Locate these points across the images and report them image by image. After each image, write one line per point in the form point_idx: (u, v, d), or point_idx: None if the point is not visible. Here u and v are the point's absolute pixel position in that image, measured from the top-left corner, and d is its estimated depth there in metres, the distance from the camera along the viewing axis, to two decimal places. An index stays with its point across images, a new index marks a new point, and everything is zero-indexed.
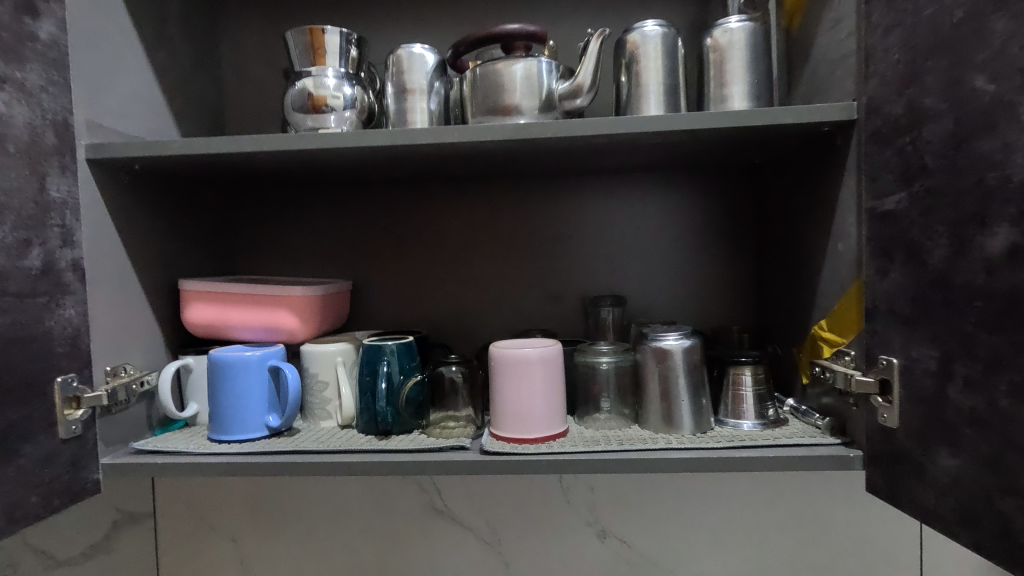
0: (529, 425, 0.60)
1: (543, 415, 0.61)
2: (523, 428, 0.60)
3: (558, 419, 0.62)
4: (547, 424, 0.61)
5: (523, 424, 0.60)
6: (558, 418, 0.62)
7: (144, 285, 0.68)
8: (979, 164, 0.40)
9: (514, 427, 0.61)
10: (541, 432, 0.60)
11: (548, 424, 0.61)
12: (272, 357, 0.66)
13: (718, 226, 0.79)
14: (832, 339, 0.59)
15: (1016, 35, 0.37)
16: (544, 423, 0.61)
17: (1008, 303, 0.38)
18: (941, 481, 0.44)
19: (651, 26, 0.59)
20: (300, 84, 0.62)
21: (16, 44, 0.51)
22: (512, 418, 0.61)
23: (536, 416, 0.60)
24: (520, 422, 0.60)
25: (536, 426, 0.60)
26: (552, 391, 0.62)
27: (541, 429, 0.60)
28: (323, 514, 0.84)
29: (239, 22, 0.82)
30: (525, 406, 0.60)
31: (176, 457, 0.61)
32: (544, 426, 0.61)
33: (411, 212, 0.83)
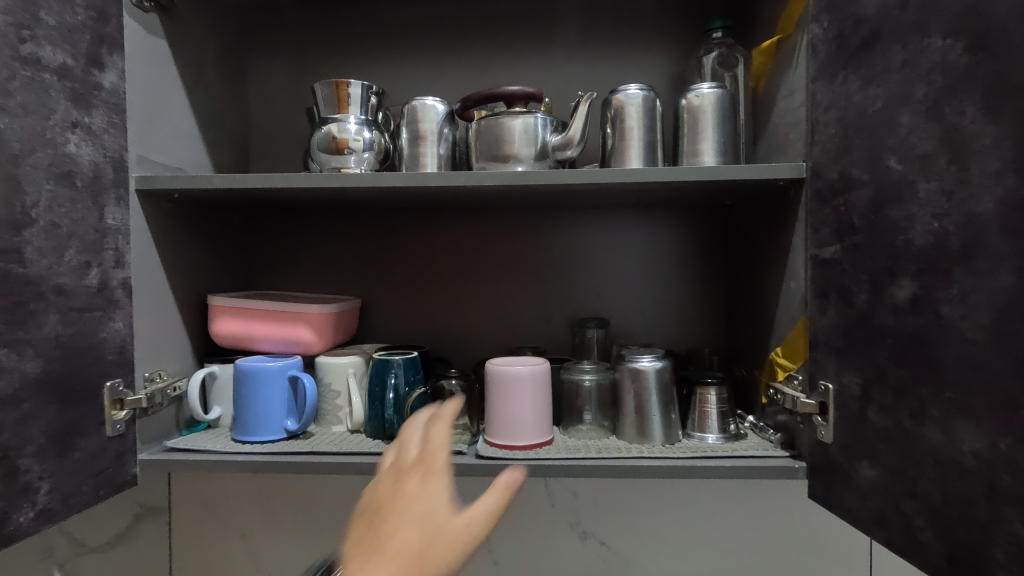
0: (517, 433, 0.68)
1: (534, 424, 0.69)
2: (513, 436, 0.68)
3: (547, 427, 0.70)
4: (536, 431, 0.69)
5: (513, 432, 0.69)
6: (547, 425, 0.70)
7: (178, 301, 0.75)
8: (891, 228, 0.49)
9: (504, 436, 0.69)
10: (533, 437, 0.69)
11: (538, 431, 0.69)
12: (291, 368, 0.73)
13: (693, 259, 0.88)
14: (784, 364, 0.68)
15: (915, 128, 0.46)
16: (534, 430, 0.69)
17: (909, 342, 0.47)
18: (863, 487, 0.52)
19: (634, 90, 0.69)
20: (326, 128, 0.71)
21: (85, 94, 0.59)
22: (503, 427, 0.69)
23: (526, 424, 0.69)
24: (510, 430, 0.68)
25: (526, 434, 0.68)
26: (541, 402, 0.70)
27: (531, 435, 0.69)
28: (327, 511, 0.91)
29: (267, 62, 0.91)
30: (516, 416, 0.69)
31: (205, 455, 0.68)
32: (535, 433, 0.69)
33: (418, 237, 0.91)
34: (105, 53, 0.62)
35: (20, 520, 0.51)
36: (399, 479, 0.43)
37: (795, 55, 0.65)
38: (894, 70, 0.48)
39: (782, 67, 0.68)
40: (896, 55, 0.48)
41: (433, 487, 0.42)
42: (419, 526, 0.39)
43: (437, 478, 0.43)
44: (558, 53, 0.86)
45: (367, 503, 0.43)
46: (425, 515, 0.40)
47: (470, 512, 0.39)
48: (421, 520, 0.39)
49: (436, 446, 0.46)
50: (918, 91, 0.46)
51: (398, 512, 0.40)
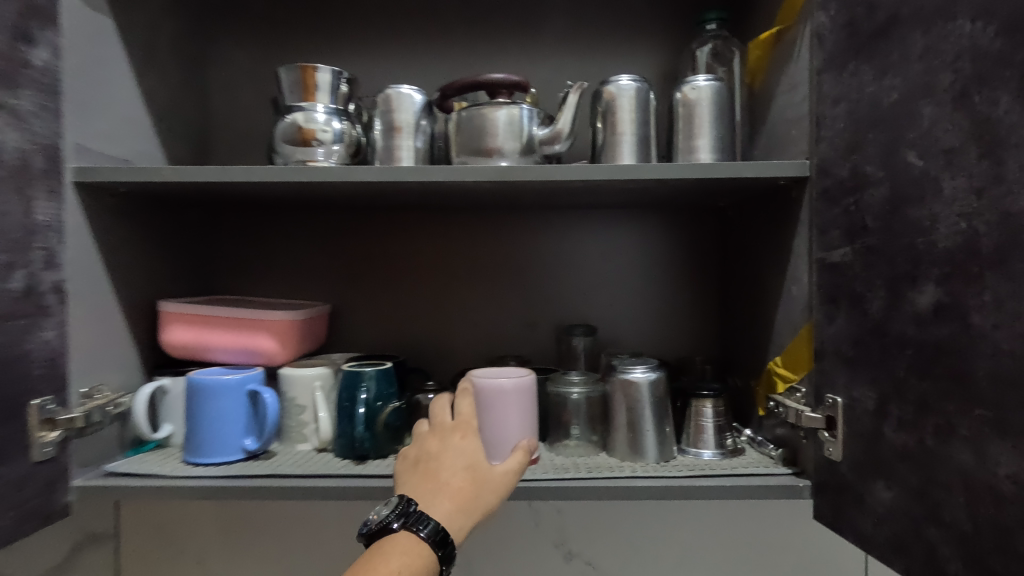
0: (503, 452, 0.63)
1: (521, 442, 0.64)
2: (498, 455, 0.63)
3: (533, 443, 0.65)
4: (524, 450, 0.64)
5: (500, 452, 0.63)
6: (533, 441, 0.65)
7: (123, 307, 0.68)
8: (911, 229, 0.45)
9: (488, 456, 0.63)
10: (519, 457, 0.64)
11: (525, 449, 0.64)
12: (251, 381, 0.67)
13: (684, 263, 0.84)
14: (785, 375, 0.64)
15: (939, 120, 0.42)
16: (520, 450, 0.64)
17: (932, 354, 0.43)
18: (878, 510, 0.48)
19: (626, 81, 0.64)
20: (291, 118, 0.65)
21: (10, 71, 0.52)
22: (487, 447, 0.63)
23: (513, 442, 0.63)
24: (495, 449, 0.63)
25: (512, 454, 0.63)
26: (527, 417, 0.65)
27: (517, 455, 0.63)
28: (292, 535, 0.84)
29: (229, 48, 0.84)
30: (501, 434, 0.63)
31: (150, 480, 0.61)
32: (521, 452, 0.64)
33: (394, 239, 0.85)
34: (36, 27, 0.54)
35: None
36: (440, 438, 0.57)
37: (797, 47, 0.61)
38: (915, 58, 0.44)
39: (782, 60, 0.64)
40: (917, 42, 0.44)
41: (469, 444, 0.56)
42: (466, 472, 0.54)
43: (468, 436, 0.57)
44: (544, 45, 0.81)
45: (418, 456, 0.56)
46: (471, 466, 0.54)
47: (513, 463, 0.57)
48: (469, 467, 0.54)
49: (466, 416, 0.59)
50: (943, 80, 0.42)
51: (449, 465, 0.54)
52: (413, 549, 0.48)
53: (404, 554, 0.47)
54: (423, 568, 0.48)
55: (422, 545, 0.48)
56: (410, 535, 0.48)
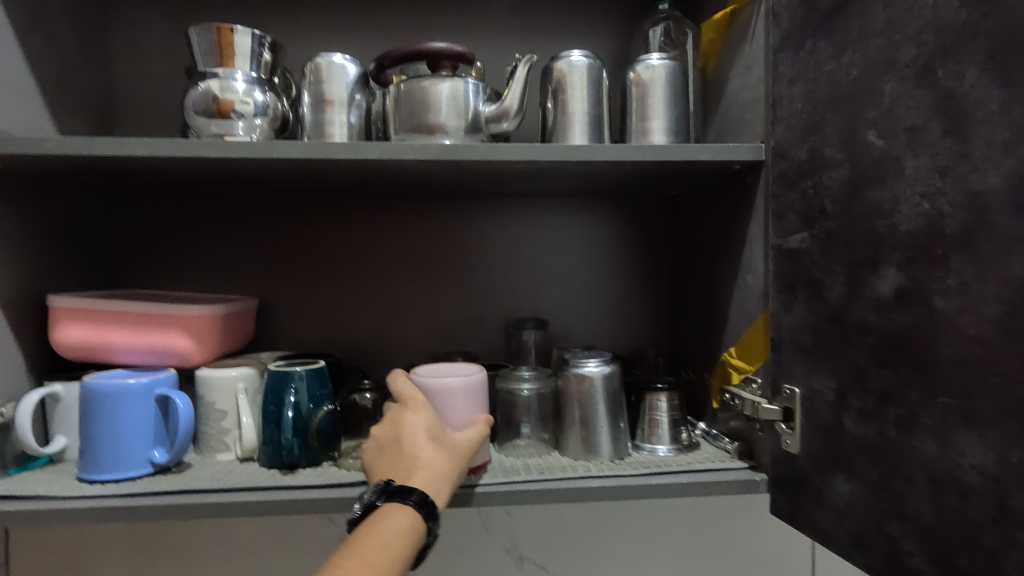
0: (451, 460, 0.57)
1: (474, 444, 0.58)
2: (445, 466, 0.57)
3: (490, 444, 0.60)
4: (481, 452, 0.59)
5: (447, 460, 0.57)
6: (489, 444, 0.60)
7: (4, 302, 0.58)
8: (871, 212, 0.43)
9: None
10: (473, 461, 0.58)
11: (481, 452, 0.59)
12: (161, 385, 0.59)
13: (637, 253, 0.82)
14: (739, 366, 0.62)
15: (901, 97, 0.40)
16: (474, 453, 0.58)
17: (894, 341, 0.41)
18: (837, 504, 0.47)
19: (577, 57, 0.60)
20: (205, 86, 0.57)
21: None
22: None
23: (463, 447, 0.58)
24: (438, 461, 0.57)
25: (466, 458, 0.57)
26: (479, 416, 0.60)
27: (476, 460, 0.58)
28: (216, 553, 0.76)
29: (137, 11, 0.75)
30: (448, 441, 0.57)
31: (34, 503, 0.52)
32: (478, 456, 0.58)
33: (329, 227, 0.78)
34: None
35: None
36: (393, 418, 0.54)
37: (752, 27, 0.59)
38: (875, 33, 0.42)
39: (735, 41, 0.62)
40: (878, 15, 0.42)
41: (426, 415, 0.54)
42: (431, 443, 0.52)
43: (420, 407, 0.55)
44: (490, 21, 0.76)
45: (379, 441, 0.53)
46: (434, 437, 0.53)
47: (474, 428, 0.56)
48: (432, 437, 0.53)
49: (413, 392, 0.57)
50: (906, 55, 0.40)
51: (410, 437, 0.52)
52: (400, 513, 0.46)
53: (391, 520, 0.45)
54: (414, 533, 0.45)
55: (410, 509, 0.46)
56: (397, 503, 0.47)
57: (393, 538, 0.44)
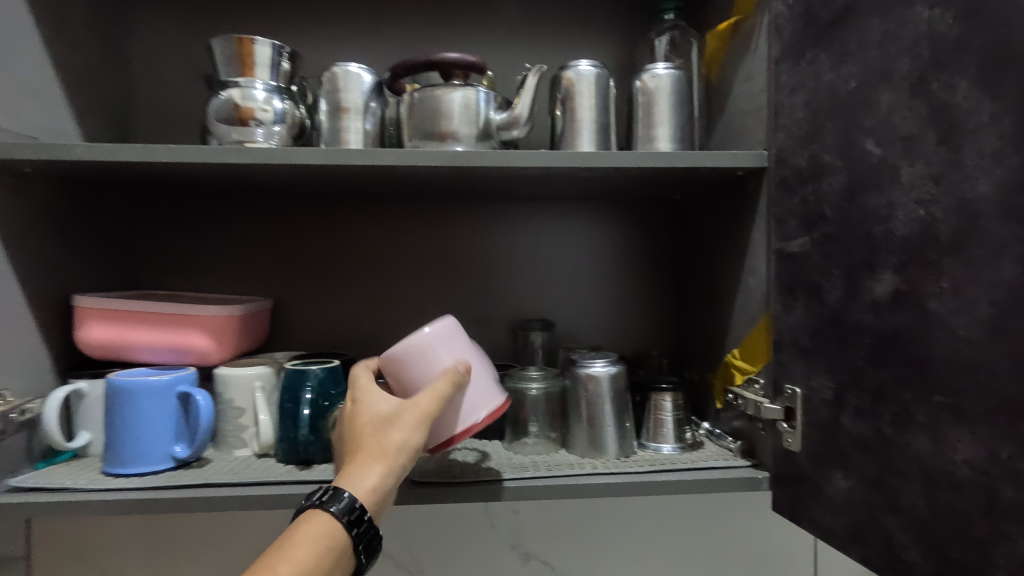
0: (445, 423, 0.54)
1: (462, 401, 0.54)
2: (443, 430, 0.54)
3: (491, 395, 0.56)
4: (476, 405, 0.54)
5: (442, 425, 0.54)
6: (489, 394, 0.56)
7: (31, 302, 0.61)
8: (868, 217, 0.45)
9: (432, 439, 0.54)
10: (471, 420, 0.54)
11: (475, 404, 0.55)
12: (181, 382, 0.61)
13: (642, 257, 0.83)
14: (742, 367, 0.64)
15: (896, 107, 0.42)
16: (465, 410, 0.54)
17: (890, 341, 0.43)
18: (836, 500, 0.48)
19: (585, 66, 0.62)
20: (226, 94, 0.59)
21: None
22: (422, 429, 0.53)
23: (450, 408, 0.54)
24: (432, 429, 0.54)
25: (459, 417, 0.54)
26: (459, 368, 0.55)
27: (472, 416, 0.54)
28: (230, 549, 0.77)
29: (157, 21, 0.77)
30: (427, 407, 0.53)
31: (61, 495, 0.54)
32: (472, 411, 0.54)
33: (341, 230, 0.80)
34: None
35: None
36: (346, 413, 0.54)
37: (754, 37, 0.61)
38: (873, 45, 0.44)
39: (738, 51, 0.64)
40: (874, 28, 0.44)
41: (359, 401, 0.51)
42: (364, 427, 0.50)
43: (365, 390, 0.53)
44: (499, 30, 0.78)
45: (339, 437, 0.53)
46: (368, 418, 0.50)
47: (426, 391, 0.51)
48: (371, 420, 0.50)
49: (360, 376, 0.54)
50: (902, 67, 0.42)
51: (351, 425, 0.51)
52: (316, 521, 0.45)
53: (303, 531, 0.44)
54: (327, 544, 0.44)
55: (327, 517, 0.45)
56: (319, 513, 0.45)
57: (303, 550, 0.43)
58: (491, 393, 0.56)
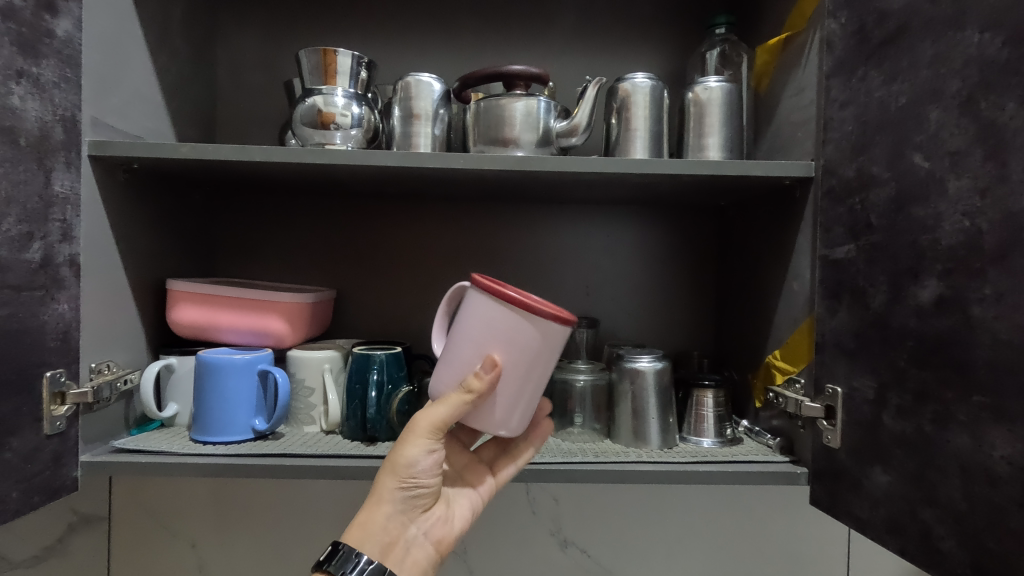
0: (528, 351, 0.49)
1: (507, 337, 0.49)
2: (541, 344, 0.50)
3: (494, 313, 0.49)
4: (505, 326, 0.49)
5: (532, 349, 0.49)
6: (497, 315, 0.49)
7: (132, 284, 0.67)
8: (915, 227, 0.47)
9: (556, 342, 0.50)
10: (532, 324, 0.49)
11: (508, 326, 0.49)
12: (261, 361, 0.67)
13: (685, 260, 0.87)
14: (784, 367, 0.66)
15: (945, 124, 0.45)
16: (509, 340, 0.49)
17: (932, 345, 0.45)
18: (875, 494, 0.51)
19: (641, 78, 0.66)
20: (310, 101, 0.65)
21: (34, 41, 0.51)
22: (546, 355, 0.50)
23: (512, 350, 0.49)
24: (541, 354, 0.50)
25: (528, 339, 0.49)
26: (450, 350, 0.52)
27: (523, 327, 0.49)
28: (292, 519, 0.83)
29: (240, 30, 0.84)
30: (512, 371, 0.50)
31: (159, 457, 0.61)
32: (514, 330, 0.49)
33: (400, 227, 0.86)
34: None
35: None
36: None
37: (805, 53, 0.64)
38: (923, 65, 0.47)
39: (788, 65, 0.67)
40: (926, 49, 0.47)
41: None
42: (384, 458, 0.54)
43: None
44: (555, 42, 0.83)
45: None
46: None
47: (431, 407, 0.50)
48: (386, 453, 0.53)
49: None
50: (951, 86, 0.44)
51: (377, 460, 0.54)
52: None
53: None
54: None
55: None
56: None
57: None
58: (495, 306, 0.49)
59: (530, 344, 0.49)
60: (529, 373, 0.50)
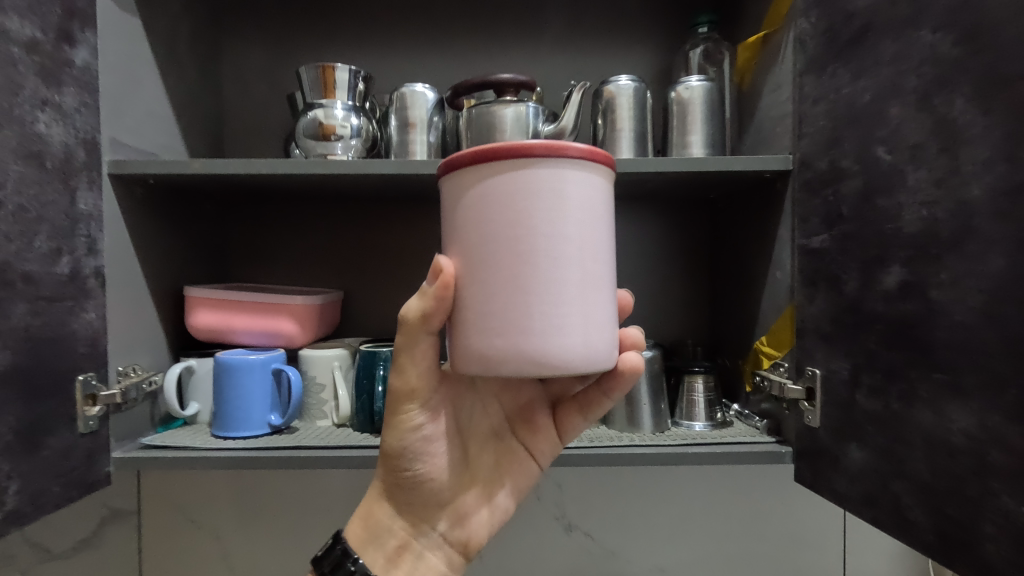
0: (545, 212, 0.39)
1: (490, 224, 0.39)
2: (529, 209, 0.39)
3: (461, 208, 0.40)
4: (515, 191, 0.39)
5: (526, 220, 0.39)
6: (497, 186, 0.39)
7: (153, 291, 0.72)
8: (881, 217, 0.50)
9: (554, 190, 0.39)
10: (504, 187, 0.39)
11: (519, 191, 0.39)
12: (275, 360, 0.72)
13: (678, 252, 0.90)
14: (769, 353, 0.69)
15: (905, 119, 0.47)
16: (526, 208, 0.39)
17: (898, 327, 0.48)
18: (851, 469, 0.54)
19: (625, 81, 0.69)
20: (312, 114, 0.69)
21: (55, 70, 0.55)
22: (554, 217, 0.39)
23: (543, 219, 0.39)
24: (571, 203, 0.39)
25: (546, 189, 0.39)
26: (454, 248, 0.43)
27: (533, 187, 0.39)
28: (308, 509, 0.88)
29: (243, 46, 0.88)
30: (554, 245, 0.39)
31: (184, 451, 0.65)
32: (519, 193, 0.39)
33: (402, 229, 0.89)
34: (77, 28, 0.58)
35: None
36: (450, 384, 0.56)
37: (782, 50, 0.66)
38: (884, 63, 0.49)
39: (767, 62, 0.69)
40: (886, 48, 0.49)
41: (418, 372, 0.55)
42: None
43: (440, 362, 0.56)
44: (545, 46, 0.86)
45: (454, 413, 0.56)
46: None
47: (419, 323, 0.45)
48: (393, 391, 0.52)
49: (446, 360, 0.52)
50: (909, 84, 0.47)
51: None
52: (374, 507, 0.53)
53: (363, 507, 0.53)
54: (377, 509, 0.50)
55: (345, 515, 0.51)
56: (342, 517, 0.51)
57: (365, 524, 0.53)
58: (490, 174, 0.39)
59: (519, 219, 0.39)
60: (551, 248, 0.39)
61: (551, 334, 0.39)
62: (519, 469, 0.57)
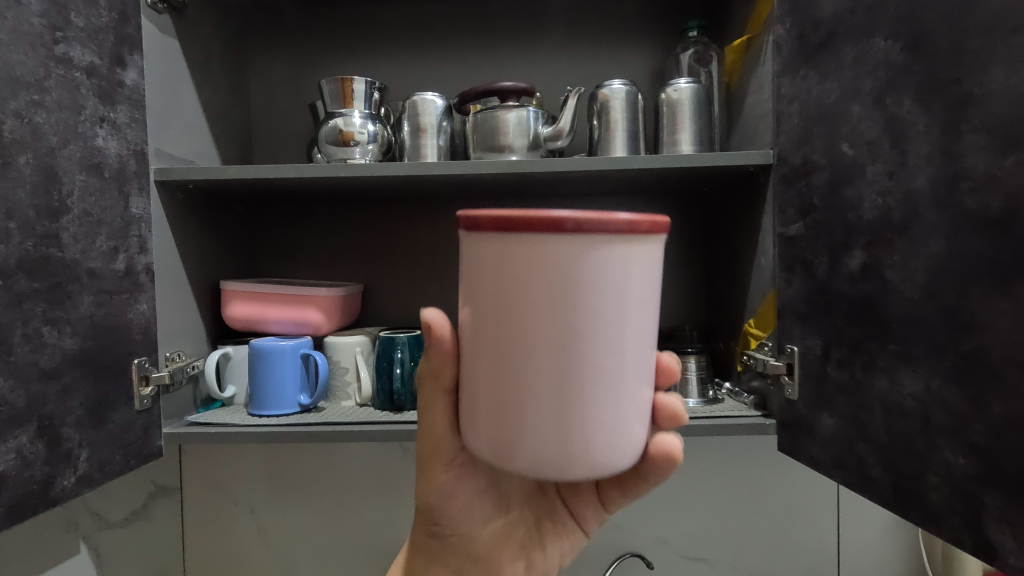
0: (570, 302, 0.35)
1: (513, 306, 0.36)
2: (549, 294, 0.35)
3: (479, 286, 0.37)
4: (535, 276, 0.35)
5: (545, 309, 0.35)
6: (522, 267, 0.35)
7: (193, 286, 0.80)
8: (845, 206, 0.55)
9: (578, 277, 0.34)
10: (525, 272, 0.35)
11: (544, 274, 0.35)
12: (302, 346, 0.79)
13: (675, 243, 0.95)
14: (756, 333, 0.75)
15: (864, 117, 0.53)
16: (551, 298, 0.35)
17: (861, 305, 0.54)
18: (825, 435, 0.59)
19: (617, 85, 0.75)
20: (332, 122, 0.76)
21: (110, 90, 0.63)
22: (586, 309, 0.35)
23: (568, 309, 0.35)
24: (602, 288, 0.35)
25: (578, 274, 0.35)
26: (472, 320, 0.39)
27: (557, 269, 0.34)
28: (334, 484, 0.96)
29: (268, 60, 0.95)
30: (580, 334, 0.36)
31: (224, 427, 0.73)
32: (545, 278, 0.35)
33: (415, 226, 0.96)
34: (126, 53, 0.65)
35: (64, 483, 0.56)
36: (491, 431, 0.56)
37: (763, 53, 0.71)
38: (847, 67, 0.55)
39: (751, 64, 0.75)
40: (848, 54, 0.54)
41: None
42: None
43: None
44: (546, 52, 0.92)
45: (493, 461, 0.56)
46: None
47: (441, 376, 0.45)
48: None
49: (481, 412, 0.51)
50: (866, 86, 0.52)
51: None
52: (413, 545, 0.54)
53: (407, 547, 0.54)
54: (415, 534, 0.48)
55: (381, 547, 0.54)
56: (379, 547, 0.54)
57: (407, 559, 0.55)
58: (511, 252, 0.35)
59: (540, 308, 0.35)
60: (579, 335, 0.35)
61: (573, 436, 0.37)
62: (558, 520, 0.58)
